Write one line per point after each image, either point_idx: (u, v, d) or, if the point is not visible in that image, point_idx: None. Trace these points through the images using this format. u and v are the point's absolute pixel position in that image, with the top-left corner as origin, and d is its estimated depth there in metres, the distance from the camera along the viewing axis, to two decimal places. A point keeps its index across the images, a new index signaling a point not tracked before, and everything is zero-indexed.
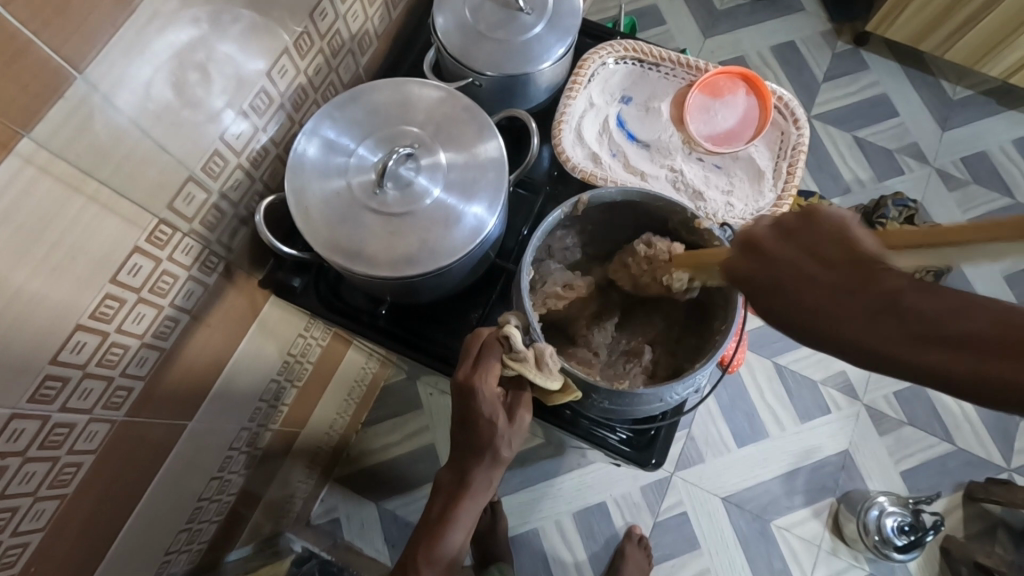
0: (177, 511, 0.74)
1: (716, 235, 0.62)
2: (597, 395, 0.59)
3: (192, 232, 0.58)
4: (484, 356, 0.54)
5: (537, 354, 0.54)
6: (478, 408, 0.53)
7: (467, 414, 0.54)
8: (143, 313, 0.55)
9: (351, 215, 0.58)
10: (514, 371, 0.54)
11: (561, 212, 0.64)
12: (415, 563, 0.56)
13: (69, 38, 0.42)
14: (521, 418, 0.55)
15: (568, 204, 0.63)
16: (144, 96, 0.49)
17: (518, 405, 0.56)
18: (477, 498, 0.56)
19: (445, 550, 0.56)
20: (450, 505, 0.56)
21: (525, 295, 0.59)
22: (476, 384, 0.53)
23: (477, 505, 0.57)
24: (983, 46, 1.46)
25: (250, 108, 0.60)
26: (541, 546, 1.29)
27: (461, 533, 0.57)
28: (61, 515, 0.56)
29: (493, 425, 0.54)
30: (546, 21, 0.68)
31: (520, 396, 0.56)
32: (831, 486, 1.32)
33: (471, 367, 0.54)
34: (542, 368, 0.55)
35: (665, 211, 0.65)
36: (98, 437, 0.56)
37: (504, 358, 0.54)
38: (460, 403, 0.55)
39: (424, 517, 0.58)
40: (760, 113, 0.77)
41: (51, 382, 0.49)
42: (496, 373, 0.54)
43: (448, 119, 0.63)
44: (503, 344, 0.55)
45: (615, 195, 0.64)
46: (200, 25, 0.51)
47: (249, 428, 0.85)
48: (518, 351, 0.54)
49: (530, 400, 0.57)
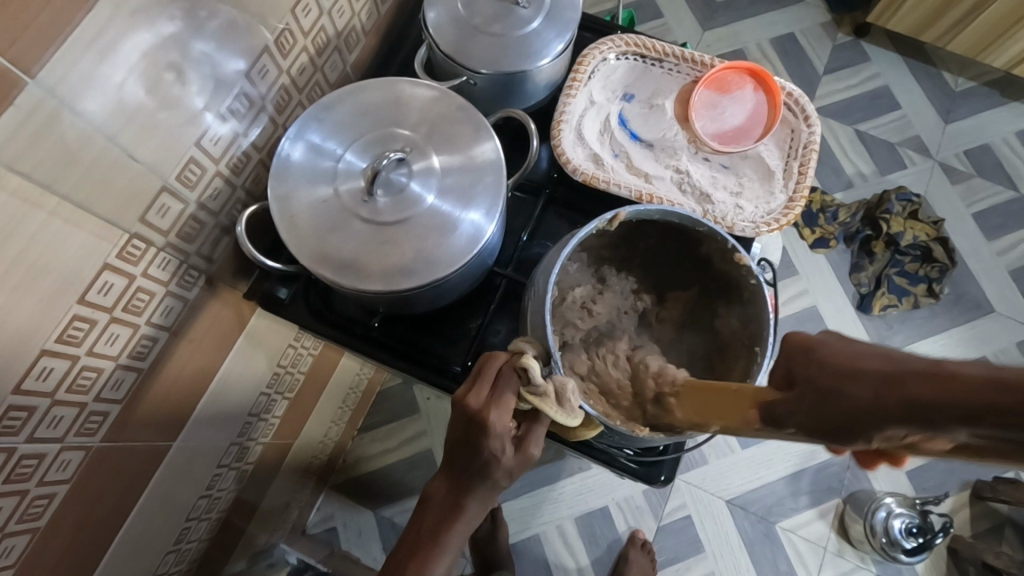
0: (161, 535, 0.71)
1: (754, 273, 0.59)
2: (610, 432, 0.55)
3: (168, 246, 0.54)
4: (500, 387, 0.50)
5: (558, 389, 0.51)
6: (488, 442, 0.48)
7: (471, 441, 0.49)
8: (116, 333, 0.52)
9: (340, 223, 0.55)
10: (530, 406, 0.50)
11: (596, 225, 0.58)
12: None
13: (18, 39, 0.38)
14: (528, 453, 0.50)
15: (604, 218, 0.58)
16: (110, 101, 0.45)
17: (529, 440, 0.51)
18: (470, 525, 0.51)
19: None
20: (438, 529, 0.50)
21: (547, 319, 0.54)
22: (492, 417, 0.48)
23: (467, 531, 0.51)
24: (987, 37, 1.43)
25: (228, 111, 0.56)
26: (543, 553, 1.27)
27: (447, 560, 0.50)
28: (33, 549, 0.52)
29: (498, 458, 0.49)
30: (544, 15, 0.65)
31: (533, 430, 0.51)
32: (836, 486, 1.30)
33: (486, 395, 0.50)
34: (564, 405, 0.51)
35: (704, 235, 0.61)
36: (72, 466, 0.53)
37: (521, 391, 0.50)
38: (468, 431, 0.49)
39: (405, 538, 0.52)
40: (769, 109, 0.73)
41: (15, 413, 0.46)
42: (511, 407, 0.49)
43: (442, 120, 0.59)
44: (520, 376, 0.51)
45: (655, 214, 0.59)
46: (173, 23, 0.47)
47: (238, 442, 0.82)
48: (537, 386, 0.50)
49: (542, 434, 0.52)
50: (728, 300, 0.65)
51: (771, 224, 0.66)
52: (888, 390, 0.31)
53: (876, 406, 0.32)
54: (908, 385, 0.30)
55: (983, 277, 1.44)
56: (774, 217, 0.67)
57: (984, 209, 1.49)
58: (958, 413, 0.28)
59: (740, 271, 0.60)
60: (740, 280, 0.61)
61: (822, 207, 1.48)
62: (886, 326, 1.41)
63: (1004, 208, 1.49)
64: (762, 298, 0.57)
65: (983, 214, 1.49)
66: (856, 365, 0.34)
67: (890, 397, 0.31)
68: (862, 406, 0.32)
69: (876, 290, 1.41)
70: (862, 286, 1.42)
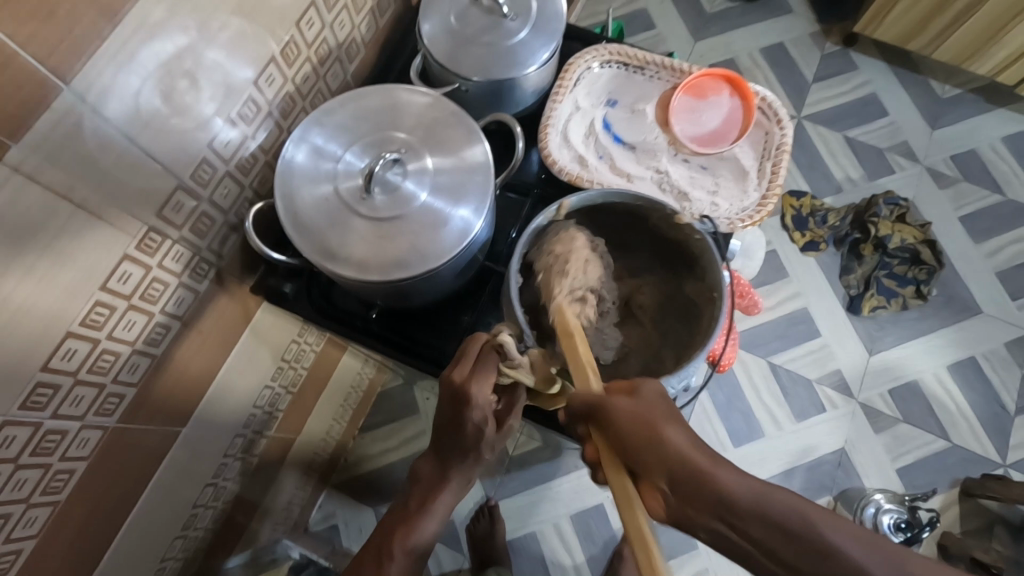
0: (170, 521, 0.75)
1: (696, 229, 0.64)
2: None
3: (182, 239, 0.59)
4: (481, 364, 0.53)
5: (533, 361, 0.54)
6: (470, 414, 0.53)
7: (456, 418, 0.54)
8: (133, 320, 0.56)
9: (339, 219, 0.59)
10: (509, 378, 0.54)
11: (544, 218, 0.65)
12: (391, 543, 0.58)
13: (56, 50, 0.42)
14: (509, 426, 0.56)
15: (551, 209, 0.64)
16: (130, 105, 0.49)
17: (508, 412, 0.56)
18: (453, 494, 0.59)
19: (418, 539, 0.58)
20: (426, 498, 0.58)
21: (514, 299, 0.57)
22: (472, 390, 0.52)
23: (451, 499, 0.60)
24: (971, 45, 1.48)
25: (238, 116, 0.61)
26: (540, 551, 1.29)
27: (436, 519, 0.59)
28: (53, 522, 0.56)
29: (480, 430, 0.54)
30: (530, 26, 0.69)
31: (512, 402, 0.56)
32: (828, 484, 1.33)
33: (468, 372, 0.53)
34: (539, 373, 0.54)
35: (647, 210, 0.66)
36: (91, 444, 0.57)
37: (500, 367, 0.53)
38: (453, 408, 0.54)
39: (399, 508, 0.60)
40: (744, 114, 0.77)
41: (42, 389, 0.50)
42: (491, 381, 0.53)
43: (437, 124, 0.64)
44: (498, 352, 0.53)
45: (596, 196, 0.66)
46: (187, 35, 0.52)
47: (244, 434, 0.86)
48: (514, 360, 0.53)
49: (523, 404, 0.57)
50: (694, 272, 0.68)
51: (745, 220, 0.70)
52: (704, 470, 0.47)
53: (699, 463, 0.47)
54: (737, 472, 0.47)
55: (971, 280, 1.48)
56: (748, 213, 0.71)
57: (972, 213, 1.53)
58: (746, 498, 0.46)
59: (686, 234, 0.65)
60: (691, 246, 0.66)
61: (812, 211, 1.52)
62: (877, 327, 1.44)
63: (992, 212, 1.53)
64: (710, 249, 0.63)
65: (971, 218, 1.53)
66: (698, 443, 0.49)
67: (711, 465, 0.47)
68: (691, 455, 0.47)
69: (865, 292, 1.45)
70: (852, 287, 1.46)
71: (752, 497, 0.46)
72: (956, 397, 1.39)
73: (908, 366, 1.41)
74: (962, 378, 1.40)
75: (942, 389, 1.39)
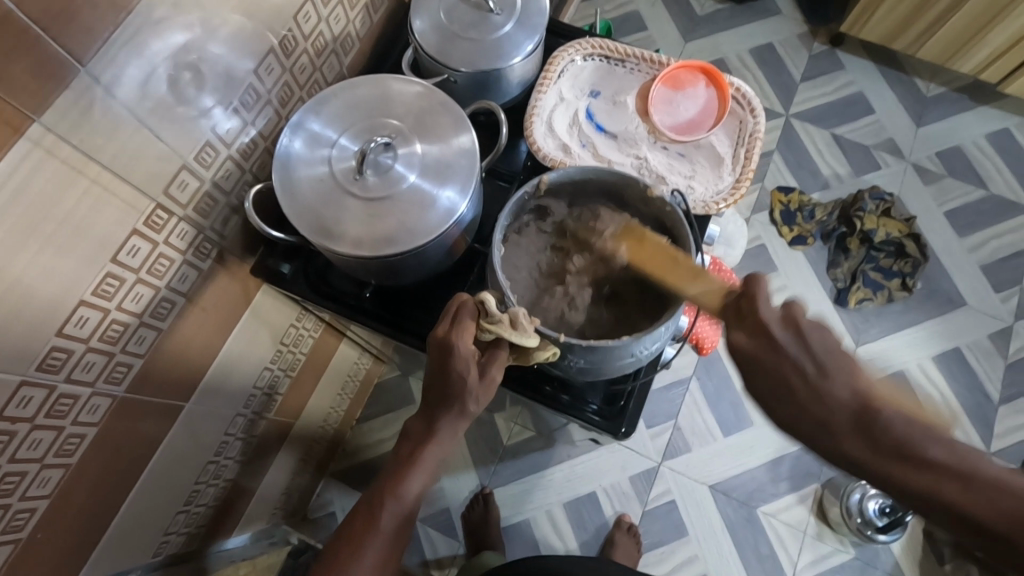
0: (172, 494, 0.78)
1: (667, 202, 0.67)
2: (572, 354, 0.63)
3: (186, 218, 0.63)
4: (460, 316, 0.58)
5: (512, 315, 0.58)
6: (453, 362, 0.57)
7: (443, 368, 0.58)
8: (140, 293, 0.60)
9: (333, 199, 0.63)
10: (491, 333, 0.58)
11: (525, 193, 0.69)
12: (378, 498, 0.59)
13: (73, 36, 0.46)
14: (492, 377, 0.58)
15: (530, 184, 0.69)
16: (141, 90, 0.53)
17: (490, 364, 0.59)
18: (441, 447, 0.60)
19: (406, 492, 0.59)
20: (413, 452, 0.60)
21: (496, 265, 0.63)
22: (453, 338, 0.57)
23: (439, 454, 0.60)
24: (952, 44, 1.52)
25: (239, 104, 0.65)
26: (533, 536, 1.32)
27: (419, 480, 0.59)
28: (66, 483, 0.60)
29: (465, 379, 0.57)
30: (515, 20, 0.73)
31: (495, 354, 0.59)
32: (816, 472, 1.35)
33: (449, 325, 0.58)
34: (519, 328, 0.58)
35: (620, 186, 0.70)
36: (100, 411, 0.60)
37: (481, 321, 0.58)
38: (438, 359, 0.58)
39: (388, 463, 0.61)
40: (719, 103, 0.81)
41: (57, 353, 0.53)
42: (471, 331, 0.58)
43: (425, 111, 0.68)
44: (480, 310, 0.59)
45: (574, 173, 0.70)
46: (193, 29, 0.56)
47: (244, 414, 0.89)
48: (494, 316, 0.58)
49: (505, 360, 0.60)
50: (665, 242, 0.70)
51: (720, 202, 0.74)
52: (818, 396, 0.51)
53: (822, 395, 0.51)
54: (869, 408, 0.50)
55: (955, 273, 1.51)
56: (723, 196, 0.75)
57: (956, 208, 1.57)
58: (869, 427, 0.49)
59: (658, 208, 0.69)
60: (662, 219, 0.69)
61: (800, 206, 1.56)
62: (862, 319, 1.48)
63: (975, 207, 1.57)
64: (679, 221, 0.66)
65: (955, 213, 1.56)
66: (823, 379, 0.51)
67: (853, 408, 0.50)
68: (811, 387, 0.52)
69: (851, 285, 1.48)
70: (839, 280, 1.49)
71: (887, 434, 0.49)
72: (940, 388, 1.42)
73: (893, 357, 1.45)
74: (946, 368, 1.44)
75: (927, 379, 1.43)
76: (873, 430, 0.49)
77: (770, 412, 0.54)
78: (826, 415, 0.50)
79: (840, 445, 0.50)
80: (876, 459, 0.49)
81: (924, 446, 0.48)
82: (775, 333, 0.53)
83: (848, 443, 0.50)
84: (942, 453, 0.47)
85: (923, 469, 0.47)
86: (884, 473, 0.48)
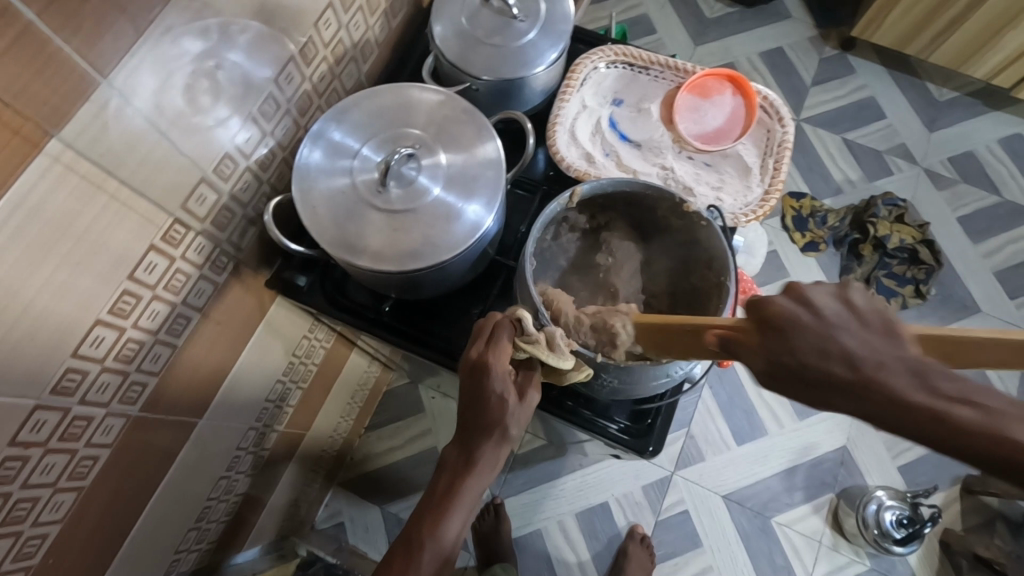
0: (184, 511, 0.75)
1: (704, 217, 0.64)
2: (606, 373, 0.61)
3: (203, 232, 0.61)
4: (496, 336, 0.56)
5: (548, 337, 0.57)
6: (491, 383, 0.55)
7: (479, 391, 0.56)
8: (157, 310, 0.58)
9: (356, 211, 0.61)
10: (526, 353, 0.56)
11: (557, 205, 0.65)
12: (418, 540, 0.55)
13: (94, 47, 0.44)
14: (531, 398, 0.57)
15: (563, 196, 0.65)
16: (158, 101, 0.51)
17: (528, 384, 0.58)
18: (484, 479, 0.57)
19: (447, 529, 0.55)
20: (452, 485, 0.57)
21: (530, 282, 0.61)
22: (491, 360, 0.55)
23: (480, 488, 0.58)
24: (967, 49, 1.50)
25: (258, 114, 0.63)
26: (544, 547, 1.30)
27: (460, 515, 0.56)
28: (77, 508, 0.57)
29: (504, 402, 0.56)
30: (539, 27, 0.71)
31: (530, 376, 0.58)
32: (830, 482, 1.33)
33: (484, 346, 0.57)
34: (555, 349, 0.57)
35: (653, 200, 0.68)
36: (114, 432, 0.58)
37: (516, 340, 0.56)
38: (472, 381, 0.56)
39: (423, 501, 0.58)
40: (746, 112, 0.80)
41: (71, 375, 0.51)
42: (507, 351, 0.56)
43: (449, 120, 0.66)
44: (515, 327, 0.57)
45: (608, 186, 0.67)
46: (211, 36, 0.54)
47: (256, 428, 0.87)
48: (531, 335, 0.56)
49: (539, 381, 0.59)
50: (697, 258, 0.69)
51: (749, 214, 0.73)
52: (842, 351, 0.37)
53: (844, 349, 0.37)
54: (905, 360, 0.36)
55: (971, 279, 1.49)
56: (752, 208, 0.73)
57: (969, 213, 1.55)
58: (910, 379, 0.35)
59: (692, 220, 0.66)
60: (695, 233, 0.67)
61: (812, 212, 1.54)
62: None
63: (988, 212, 1.55)
64: (715, 237, 0.64)
65: (968, 218, 1.55)
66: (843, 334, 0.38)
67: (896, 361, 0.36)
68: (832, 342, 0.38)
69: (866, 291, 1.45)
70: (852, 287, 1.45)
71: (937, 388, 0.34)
72: None
73: None
74: None
75: None
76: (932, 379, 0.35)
77: (798, 380, 0.39)
78: (880, 363, 0.36)
79: (901, 395, 0.35)
80: (949, 409, 0.34)
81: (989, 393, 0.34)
82: (806, 292, 0.40)
83: (893, 393, 0.35)
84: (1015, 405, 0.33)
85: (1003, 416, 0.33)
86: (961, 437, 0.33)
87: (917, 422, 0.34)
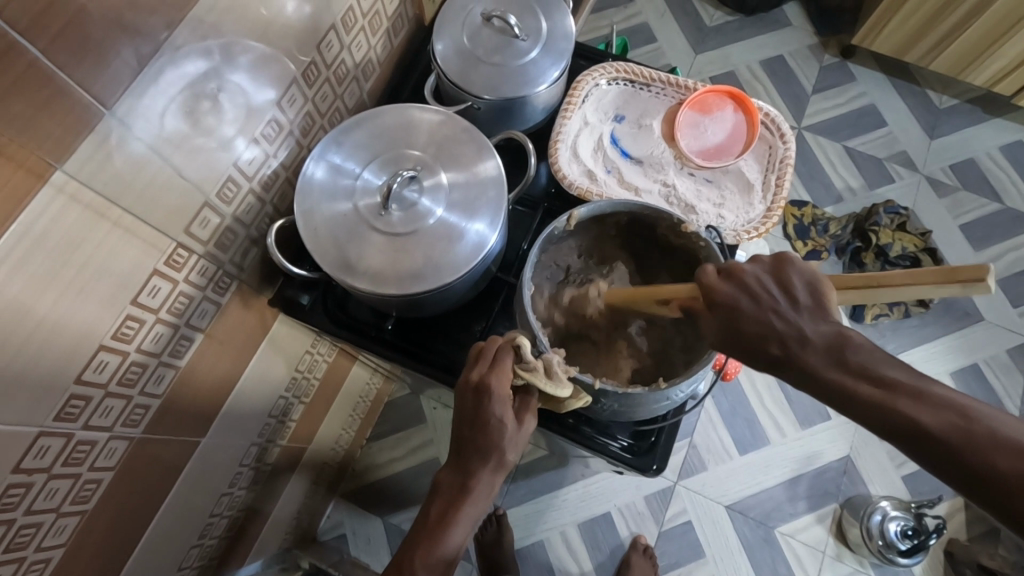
0: (185, 530, 0.75)
1: (702, 236, 0.65)
2: (606, 398, 0.62)
3: (206, 254, 0.61)
4: (499, 358, 0.57)
5: (547, 363, 0.58)
6: (492, 407, 0.55)
7: (478, 415, 0.56)
8: (160, 333, 0.58)
9: (356, 233, 0.61)
10: (524, 380, 0.57)
11: (554, 228, 0.67)
12: (410, 567, 0.54)
13: (98, 78, 0.45)
14: (527, 422, 0.58)
15: (560, 220, 0.67)
16: (159, 126, 0.51)
17: (526, 409, 0.58)
18: (478, 504, 0.57)
19: (440, 557, 0.54)
20: (449, 510, 0.56)
21: (529, 307, 0.62)
22: (494, 382, 0.55)
23: (476, 510, 0.57)
24: (965, 57, 1.51)
25: (260, 135, 0.63)
26: (546, 558, 1.30)
27: (454, 542, 0.56)
28: (80, 531, 0.57)
29: (503, 425, 0.56)
30: (541, 45, 0.72)
31: (527, 401, 0.58)
32: (833, 492, 1.33)
33: (486, 368, 0.57)
34: (553, 377, 0.58)
35: (653, 220, 0.68)
36: (117, 454, 0.58)
37: (516, 368, 0.57)
38: (472, 404, 0.56)
39: (419, 522, 0.57)
40: (747, 127, 0.80)
41: (75, 401, 0.51)
42: (509, 373, 0.56)
43: (449, 140, 0.66)
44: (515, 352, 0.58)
45: (606, 208, 0.67)
46: (213, 58, 0.54)
47: (258, 443, 0.87)
48: (529, 362, 0.57)
49: (536, 407, 0.60)
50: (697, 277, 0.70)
51: (751, 232, 0.73)
52: (762, 329, 0.47)
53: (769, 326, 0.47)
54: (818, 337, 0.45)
55: None
56: (754, 225, 0.73)
57: (970, 221, 1.54)
58: (823, 352, 0.45)
59: (693, 242, 0.66)
60: (695, 252, 0.67)
61: (813, 220, 1.53)
62: (889, 332, 1.39)
63: (990, 220, 1.55)
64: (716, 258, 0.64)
65: (970, 226, 1.54)
66: (768, 317, 0.47)
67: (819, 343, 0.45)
68: (760, 322, 0.48)
69: None
70: None
71: (841, 364, 0.44)
72: None
73: None
74: None
75: None
76: (846, 355, 0.44)
77: (755, 358, 0.48)
78: (802, 345, 0.45)
79: (814, 369, 0.44)
80: (854, 384, 0.43)
81: (885, 368, 0.42)
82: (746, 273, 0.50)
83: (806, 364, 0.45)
84: (910, 378, 0.42)
85: (891, 384, 0.42)
86: (853, 398, 0.42)
87: (827, 387, 0.44)
